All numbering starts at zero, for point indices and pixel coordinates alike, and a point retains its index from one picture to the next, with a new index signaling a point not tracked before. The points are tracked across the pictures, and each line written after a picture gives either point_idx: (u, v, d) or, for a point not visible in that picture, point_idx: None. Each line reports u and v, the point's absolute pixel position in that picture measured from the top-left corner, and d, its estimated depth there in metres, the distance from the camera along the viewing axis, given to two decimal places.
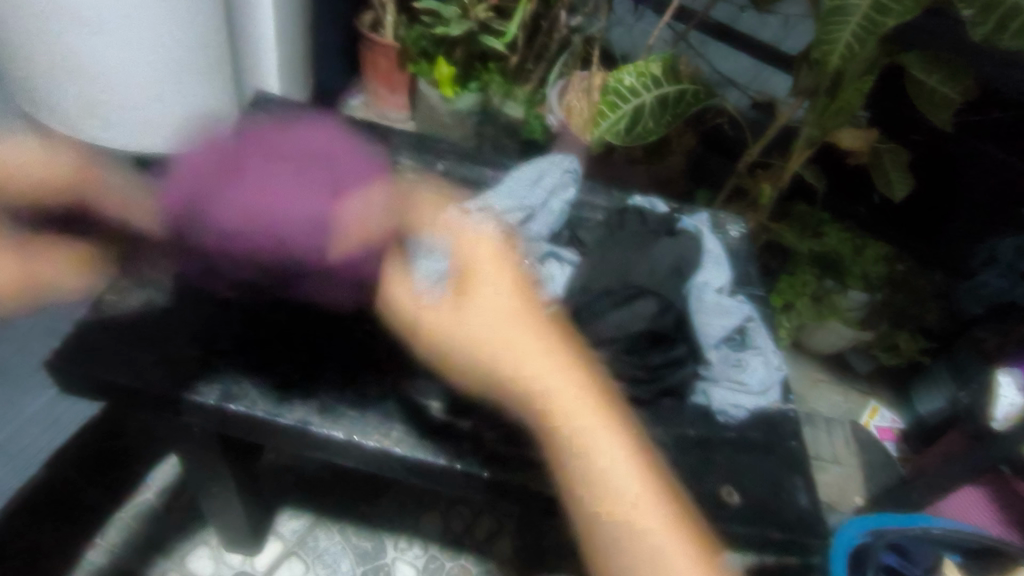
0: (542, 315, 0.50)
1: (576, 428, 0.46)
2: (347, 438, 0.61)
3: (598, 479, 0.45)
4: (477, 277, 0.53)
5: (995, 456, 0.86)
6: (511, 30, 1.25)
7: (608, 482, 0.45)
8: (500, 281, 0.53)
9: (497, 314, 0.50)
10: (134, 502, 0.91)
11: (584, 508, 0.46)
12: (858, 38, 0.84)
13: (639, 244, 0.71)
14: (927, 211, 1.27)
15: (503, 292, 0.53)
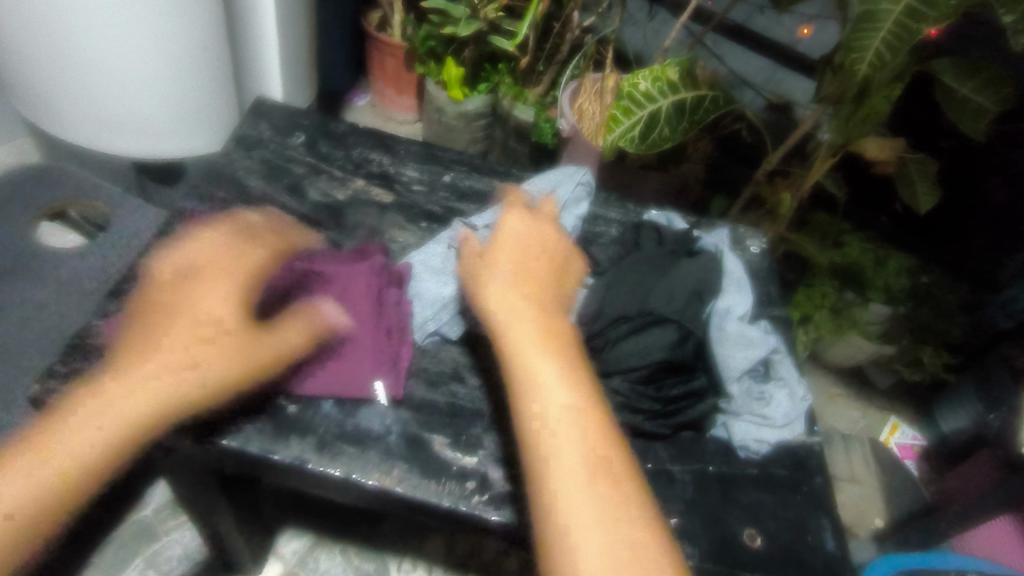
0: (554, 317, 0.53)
1: (551, 406, 0.47)
2: (345, 476, 0.57)
3: (554, 451, 0.45)
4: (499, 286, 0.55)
5: None
6: (521, 31, 1.20)
7: (565, 505, 0.43)
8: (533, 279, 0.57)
9: (512, 300, 0.54)
10: (132, 521, 0.89)
11: (544, 519, 0.43)
12: (890, 46, 0.79)
13: (656, 267, 0.67)
14: (954, 221, 1.22)
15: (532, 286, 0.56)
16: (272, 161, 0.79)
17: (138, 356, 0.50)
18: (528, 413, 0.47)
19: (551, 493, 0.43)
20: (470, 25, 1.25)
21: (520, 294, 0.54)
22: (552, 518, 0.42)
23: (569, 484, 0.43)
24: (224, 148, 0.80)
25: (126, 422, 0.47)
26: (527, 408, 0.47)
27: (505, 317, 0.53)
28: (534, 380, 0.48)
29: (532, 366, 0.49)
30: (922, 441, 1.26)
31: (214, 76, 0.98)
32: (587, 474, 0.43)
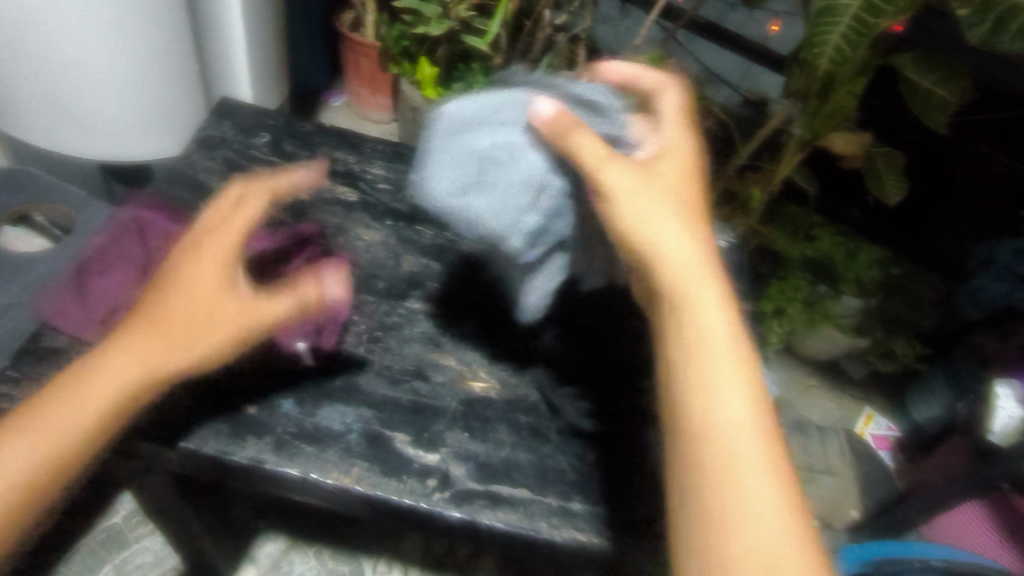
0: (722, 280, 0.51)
1: (716, 374, 0.46)
2: (304, 476, 0.57)
3: (722, 430, 0.44)
4: (669, 232, 0.52)
5: (995, 475, 0.83)
6: (493, 29, 1.20)
7: (733, 481, 0.43)
8: (690, 214, 0.54)
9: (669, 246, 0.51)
10: (101, 527, 0.88)
11: (687, 488, 0.44)
12: (849, 41, 0.80)
13: None
14: (922, 214, 1.23)
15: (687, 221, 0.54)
16: (235, 162, 0.79)
17: (145, 329, 0.52)
18: (689, 385, 0.46)
19: (717, 472, 0.43)
20: (441, 24, 1.24)
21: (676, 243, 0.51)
22: (705, 496, 0.43)
23: (736, 466, 0.43)
24: (186, 148, 0.79)
25: (105, 397, 0.50)
26: (696, 372, 0.46)
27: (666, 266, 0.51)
28: (701, 350, 0.47)
29: (698, 328, 0.48)
30: (896, 431, 1.28)
31: (178, 77, 0.97)
32: (760, 456, 0.44)
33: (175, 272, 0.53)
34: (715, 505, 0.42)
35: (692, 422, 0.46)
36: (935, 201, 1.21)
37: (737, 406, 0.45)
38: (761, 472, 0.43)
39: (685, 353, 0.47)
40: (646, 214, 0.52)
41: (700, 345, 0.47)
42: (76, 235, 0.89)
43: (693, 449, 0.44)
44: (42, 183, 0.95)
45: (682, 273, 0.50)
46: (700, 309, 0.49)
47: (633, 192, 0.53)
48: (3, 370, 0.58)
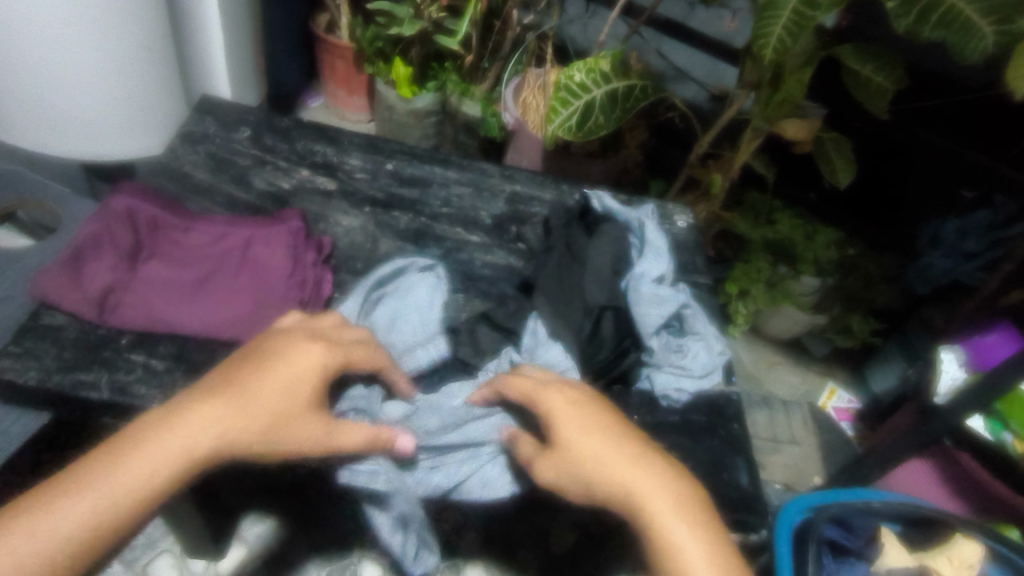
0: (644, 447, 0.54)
1: (667, 517, 0.50)
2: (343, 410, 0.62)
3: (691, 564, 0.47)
4: (580, 429, 0.54)
5: (937, 430, 0.90)
6: (462, 28, 1.25)
7: None
8: (615, 434, 0.54)
9: (589, 447, 0.53)
10: None
11: None
12: (790, 32, 0.86)
13: (578, 242, 0.74)
14: (873, 196, 1.31)
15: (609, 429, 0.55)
16: (218, 156, 0.83)
17: (245, 392, 0.53)
18: (650, 538, 0.49)
19: None
20: (414, 24, 1.29)
21: (595, 445, 0.53)
22: None
23: None
24: (170, 143, 0.83)
25: (193, 452, 0.50)
26: (656, 529, 0.49)
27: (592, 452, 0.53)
28: (651, 507, 0.50)
29: (646, 486, 0.51)
30: (857, 403, 1.34)
31: (158, 76, 1.00)
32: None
33: (236, 393, 0.52)
34: None
35: (670, 562, 0.48)
36: (884, 183, 1.28)
37: (692, 551, 0.48)
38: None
39: (636, 506, 0.50)
40: (597, 446, 0.53)
41: (649, 504, 0.50)
42: (62, 230, 0.92)
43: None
44: (28, 181, 0.97)
45: (615, 467, 0.51)
46: (646, 490, 0.51)
47: (566, 411, 0.55)
48: (3, 349, 0.62)
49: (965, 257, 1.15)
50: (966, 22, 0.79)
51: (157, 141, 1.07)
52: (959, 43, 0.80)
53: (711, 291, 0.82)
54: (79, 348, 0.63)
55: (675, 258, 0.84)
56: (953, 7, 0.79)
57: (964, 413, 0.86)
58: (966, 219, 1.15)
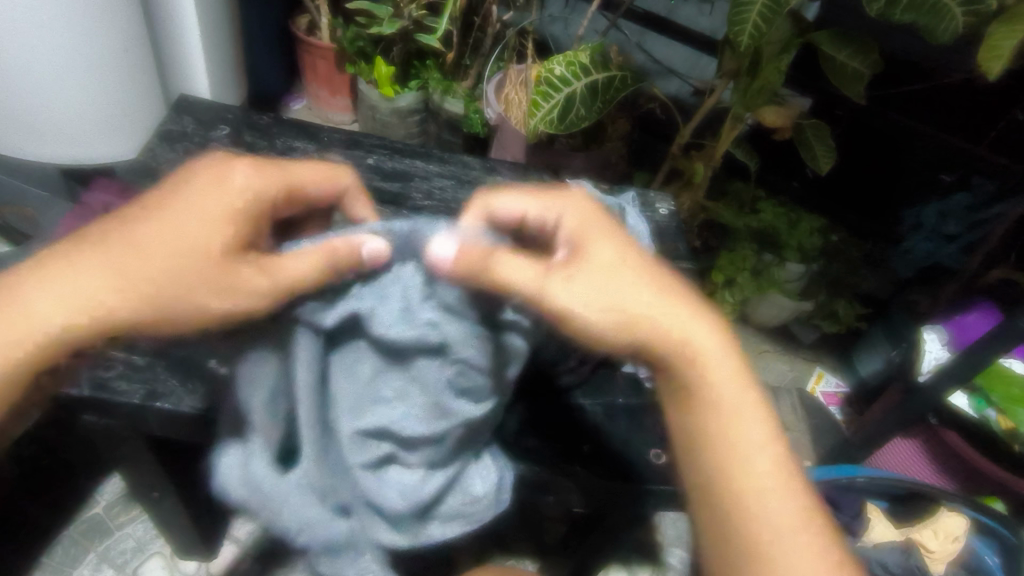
0: (676, 288, 0.56)
1: (705, 362, 0.54)
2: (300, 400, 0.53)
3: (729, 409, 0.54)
4: (610, 257, 0.55)
5: (921, 407, 0.91)
6: (442, 25, 1.25)
7: (739, 446, 0.53)
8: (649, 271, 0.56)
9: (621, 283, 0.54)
10: (82, 518, 0.90)
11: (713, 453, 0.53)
12: (765, 18, 0.87)
13: None
14: (854, 182, 1.33)
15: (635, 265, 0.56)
16: (199, 155, 0.82)
17: (134, 236, 0.51)
18: (687, 387, 0.54)
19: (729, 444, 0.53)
20: (394, 23, 1.29)
21: (627, 282, 0.54)
22: (728, 470, 0.52)
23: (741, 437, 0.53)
24: (148, 144, 0.82)
25: (95, 304, 0.49)
26: (695, 375, 0.54)
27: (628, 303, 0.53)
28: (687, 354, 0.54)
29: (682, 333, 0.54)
30: (844, 387, 1.36)
31: (134, 78, 1.00)
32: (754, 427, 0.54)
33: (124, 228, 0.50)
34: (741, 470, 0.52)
35: (725, 444, 0.53)
36: (865, 169, 1.30)
37: (753, 437, 0.53)
38: (771, 475, 0.52)
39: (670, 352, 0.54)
40: (617, 278, 0.53)
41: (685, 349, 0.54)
42: (41, 234, 0.92)
43: (711, 436, 0.53)
44: None
45: (678, 330, 0.54)
46: (708, 351, 0.55)
47: (627, 267, 0.55)
48: None
49: (946, 239, 1.20)
50: (935, 5, 0.81)
51: (135, 142, 1.06)
52: (930, 25, 0.82)
53: (694, 276, 0.83)
54: None
55: (658, 246, 0.85)
56: None
57: (946, 389, 0.87)
58: (946, 202, 1.20)
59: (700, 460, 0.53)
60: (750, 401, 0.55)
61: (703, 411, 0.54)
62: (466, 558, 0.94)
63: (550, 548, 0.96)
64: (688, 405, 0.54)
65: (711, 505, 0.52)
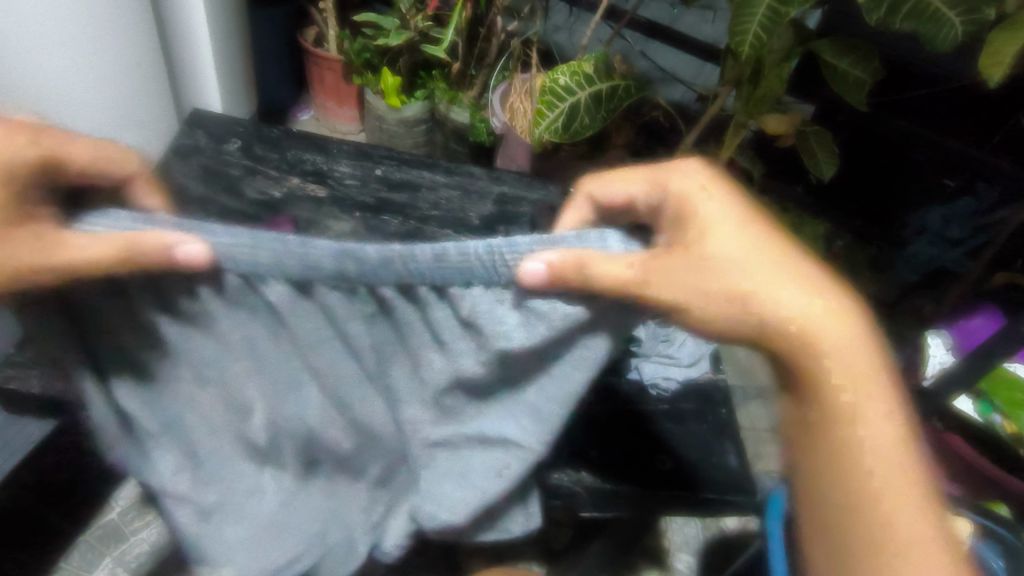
0: (822, 290, 0.48)
1: (840, 374, 0.48)
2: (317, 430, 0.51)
3: (868, 433, 0.48)
4: (732, 250, 0.47)
5: (926, 412, 0.92)
6: (448, 36, 1.27)
7: (871, 471, 0.47)
8: (773, 264, 0.47)
9: (756, 287, 0.46)
10: (98, 524, 0.92)
11: (841, 474, 0.48)
12: (766, 27, 0.88)
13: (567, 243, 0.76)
14: (857, 188, 1.33)
15: (761, 255, 0.48)
16: (211, 168, 0.84)
17: None
18: (818, 402, 0.48)
19: (855, 468, 0.47)
20: (400, 34, 1.31)
21: (759, 286, 0.46)
22: (862, 497, 0.47)
23: (877, 461, 0.47)
24: (162, 157, 0.84)
25: None
26: (824, 390, 0.48)
27: (757, 311, 0.46)
28: (820, 365, 0.47)
29: (817, 345, 0.47)
30: None
31: (144, 92, 1.02)
32: (891, 448, 0.47)
33: None
34: (871, 499, 0.47)
35: (852, 453, 0.47)
36: (869, 175, 1.30)
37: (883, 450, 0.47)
38: (906, 506, 0.47)
39: (799, 361, 0.48)
40: (757, 277, 0.47)
41: (820, 359, 0.47)
42: None
43: (834, 455, 0.48)
44: None
45: (809, 335, 0.47)
46: (839, 361, 0.47)
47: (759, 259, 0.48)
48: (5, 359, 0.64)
49: (951, 244, 1.20)
50: (934, 13, 0.82)
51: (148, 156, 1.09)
52: (930, 34, 0.83)
53: None
54: None
55: None
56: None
57: (950, 393, 0.88)
58: (950, 207, 1.19)
59: (828, 485, 0.48)
60: (884, 407, 0.48)
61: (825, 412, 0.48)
62: (474, 563, 0.95)
63: (558, 552, 0.97)
64: (817, 419, 0.49)
65: (823, 529, 0.48)
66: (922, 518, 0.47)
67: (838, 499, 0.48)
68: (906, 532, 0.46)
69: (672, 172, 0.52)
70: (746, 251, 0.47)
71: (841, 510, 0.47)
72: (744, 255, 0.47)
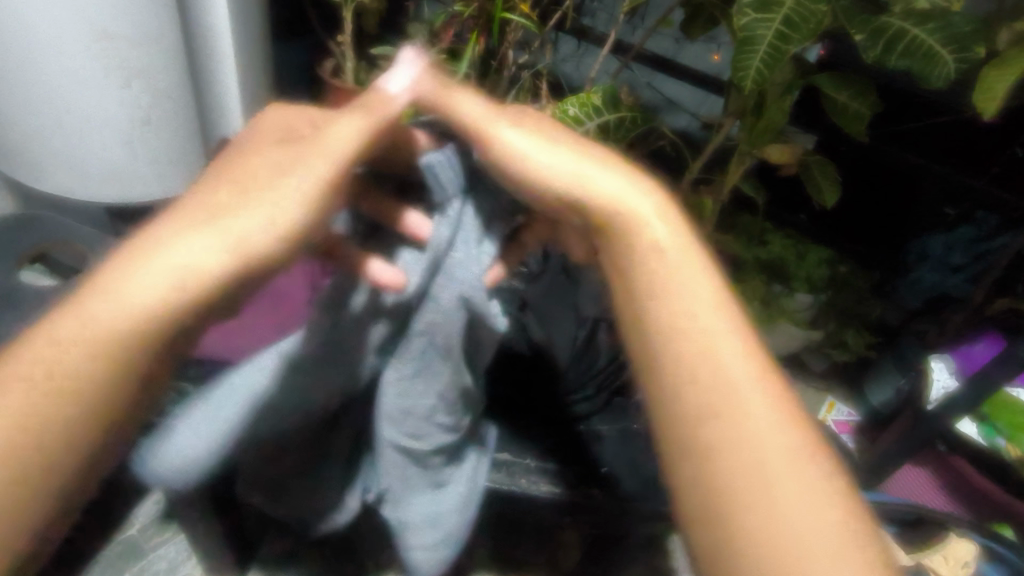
0: (717, 278, 0.53)
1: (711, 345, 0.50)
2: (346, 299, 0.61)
3: (738, 413, 0.48)
4: (665, 235, 0.51)
5: (930, 434, 0.93)
6: (461, 69, 1.31)
7: (748, 446, 0.48)
8: (689, 255, 0.52)
9: (673, 264, 0.51)
10: (118, 540, 0.96)
11: (716, 462, 0.48)
12: (768, 63, 0.92)
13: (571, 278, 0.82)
14: (859, 216, 1.37)
15: (681, 246, 0.52)
16: None
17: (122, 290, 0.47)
18: (686, 396, 0.49)
19: (719, 458, 0.48)
20: None
21: (679, 266, 0.51)
22: (717, 487, 0.47)
23: (757, 445, 0.48)
24: None
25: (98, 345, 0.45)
26: (675, 357, 0.50)
27: (651, 260, 0.51)
28: (688, 336, 0.50)
29: (682, 307, 0.51)
30: (856, 416, 1.37)
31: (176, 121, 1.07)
32: (775, 429, 0.48)
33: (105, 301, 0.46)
34: (730, 484, 0.47)
35: (743, 509, 0.46)
36: (873, 203, 1.33)
37: (789, 494, 0.47)
38: (789, 490, 0.47)
39: (665, 335, 0.50)
40: (679, 260, 0.51)
41: (688, 337, 0.50)
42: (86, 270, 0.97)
43: (694, 440, 0.48)
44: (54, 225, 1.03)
45: (700, 333, 0.50)
46: (713, 342, 0.50)
47: (703, 297, 0.51)
48: None
49: (952, 270, 1.25)
50: (928, 50, 0.85)
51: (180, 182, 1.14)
52: (924, 71, 0.86)
53: None
54: None
55: None
56: (916, 37, 0.86)
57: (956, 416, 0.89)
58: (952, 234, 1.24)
59: (692, 474, 0.48)
60: (749, 368, 0.50)
61: (685, 431, 0.49)
62: None
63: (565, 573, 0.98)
64: (666, 383, 0.50)
65: (693, 533, 0.48)
66: (809, 490, 0.47)
67: (704, 485, 0.48)
68: (784, 507, 0.46)
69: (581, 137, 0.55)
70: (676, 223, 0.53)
71: (697, 486, 0.48)
72: (674, 228, 0.52)
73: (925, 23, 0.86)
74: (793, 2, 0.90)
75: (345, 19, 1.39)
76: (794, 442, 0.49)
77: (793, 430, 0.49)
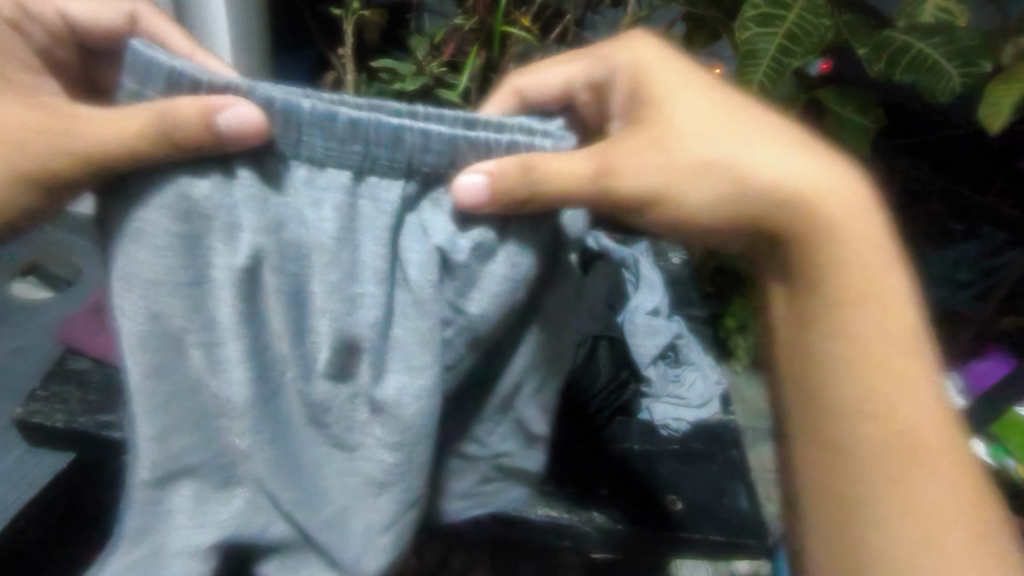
0: (910, 295, 0.48)
1: (891, 382, 0.46)
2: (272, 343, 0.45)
3: (913, 466, 0.45)
4: (839, 219, 0.47)
5: None
6: (462, 82, 1.31)
7: (920, 500, 0.45)
8: (871, 267, 0.47)
9: (820, 249, 0.47)
10: (104, 560, 0.93)
11: (884, 509, 0.45)
12: (770, 78, 0.91)
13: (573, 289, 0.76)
14: None
15: (871, 255, 0.48)
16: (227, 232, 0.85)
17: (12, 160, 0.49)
18: (858, 432, 0.46)
19: (885, 508, 0.45)
20: (415, 80, 1.36)
21: (856, 277, 0.47)
22: (870, 534, 0.45)
23: (927, 499, 0.45)
24: None
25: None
26: (850, 388, 0.46)
27: (814, 271, 0.48)
28: (866, 367, 0.46)
29: (863, 333, 0.47)
30: None
31: None
32: (951, 484, 0.45)
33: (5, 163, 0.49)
34: (892, 534, 0.44)
35: (901, 562, 0.44)
36: None
37: (963, 561, 0.43)
38: (960, 549, 0.44)
39: (834, 360, 0.47)
40: (859, 269, 0.47)
41: (866, 367, 0.46)
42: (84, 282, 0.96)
43: (859, 483, 0.46)
44: (50, 236, 1.02)
45: (873, 365, 0.46)
46: (888, 378, 0.46)
47: (898, 341, 0.47)
48: (33, 391, 0.66)
49: (958, 286, 1.17)
50: (932, 65, 0.84)
51: None
52: (929, 85, 0.85)
53: (704, 326, 0.86)
54: (102, 391, 0.66)
55: (670, 293, 0.89)
56: (921, 51, 0.85)
57: (964, 436, 0.87)
58: (957, 250, 1.17)
59: (847, 519, 0.46)
60: (933, 409, 0.46)
61: (856, 509, 0.46)
62: None
63: None
64: (825, 414, 0.47)
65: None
66: (984, 552, 0.44)
67: (861, 533, 0.45)
68: (952, 566, 0.43)
69: (791, 132, 0.50)
70: (865, 233, 0.48)
71: (856, 528, 0.46)
72: (861, 237, 0.48)
73: (929, 37, 0.85)
74: (796, 17, 0.90)
75: (347, 32, 1.39)
76: (974, 501, 0.45)
77: (972, 486, 0.45)
